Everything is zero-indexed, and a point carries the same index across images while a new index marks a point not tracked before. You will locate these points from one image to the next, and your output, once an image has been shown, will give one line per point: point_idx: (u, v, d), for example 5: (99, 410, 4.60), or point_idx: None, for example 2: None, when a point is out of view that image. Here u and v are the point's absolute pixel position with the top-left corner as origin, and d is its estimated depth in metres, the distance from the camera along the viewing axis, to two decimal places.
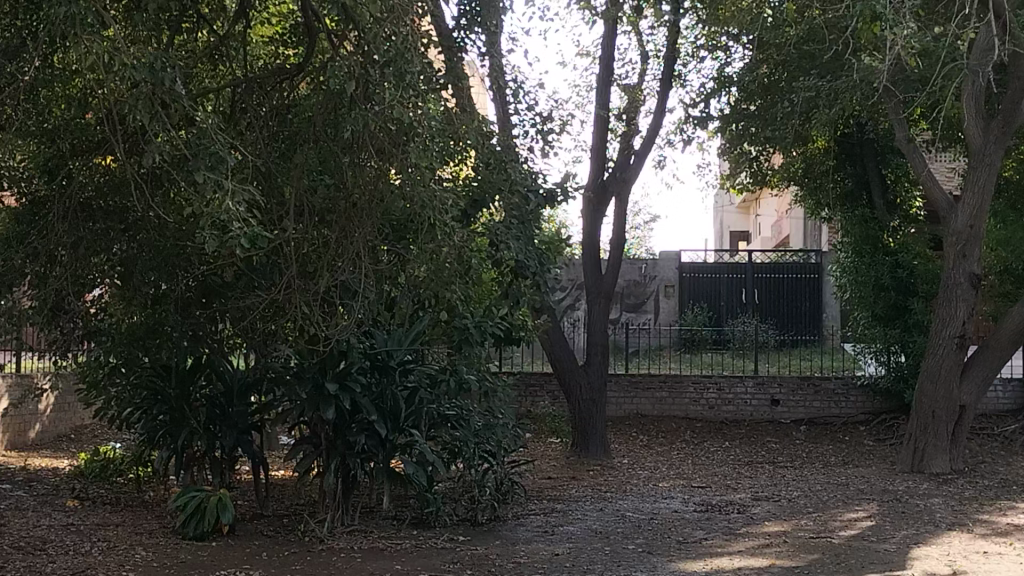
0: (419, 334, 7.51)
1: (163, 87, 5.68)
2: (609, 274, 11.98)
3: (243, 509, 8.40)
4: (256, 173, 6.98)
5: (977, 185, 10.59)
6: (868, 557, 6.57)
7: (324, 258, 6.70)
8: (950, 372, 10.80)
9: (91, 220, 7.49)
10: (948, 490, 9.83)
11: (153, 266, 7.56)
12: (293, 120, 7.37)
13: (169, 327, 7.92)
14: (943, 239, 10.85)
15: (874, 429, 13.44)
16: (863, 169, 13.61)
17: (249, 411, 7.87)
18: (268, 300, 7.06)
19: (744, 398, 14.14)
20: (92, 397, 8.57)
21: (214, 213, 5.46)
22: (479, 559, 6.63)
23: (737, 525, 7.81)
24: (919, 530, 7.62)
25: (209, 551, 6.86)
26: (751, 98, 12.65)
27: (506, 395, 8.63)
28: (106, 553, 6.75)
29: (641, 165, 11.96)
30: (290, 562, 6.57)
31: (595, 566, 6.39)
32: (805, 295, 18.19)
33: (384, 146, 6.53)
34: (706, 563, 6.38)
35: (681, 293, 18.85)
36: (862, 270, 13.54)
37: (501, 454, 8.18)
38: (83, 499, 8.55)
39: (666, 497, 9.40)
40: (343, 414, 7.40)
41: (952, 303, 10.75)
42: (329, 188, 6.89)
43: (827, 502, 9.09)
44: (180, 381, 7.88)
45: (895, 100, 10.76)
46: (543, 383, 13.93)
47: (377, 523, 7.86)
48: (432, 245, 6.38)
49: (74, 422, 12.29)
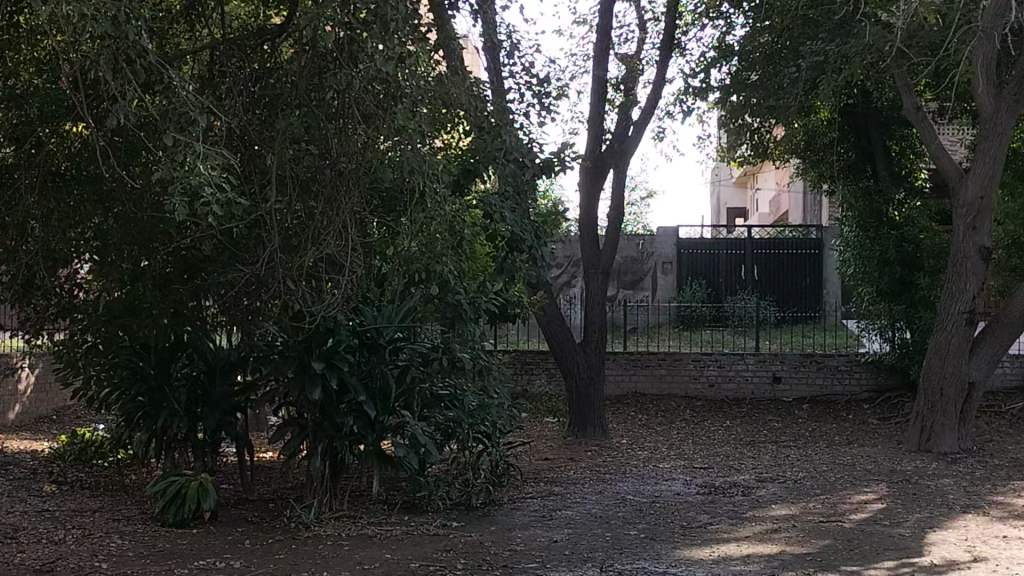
0: (410, 311, 7.21)
1: (128, 40, 5.31)
2: (608, 250, 11.57)
3: (228, 493, 8.07)
4: (235, 141, 6.58)
5: (987, 155, 10.22)
6: (883, 543, 6.23)
7: (309, 231, 6.37)
8: (959, 348, 10.47)
9: (65, 194, 7.18)
10: (958, 469, 9.53)
11: (131, 242, 7.12)
12: (272, 83, 6.94)
13: (149, 303, 7.31)
14: (952, 211, 10.50)
15: (878, 407, 13.14)
16: (868, 141, 13.29)
17: (232, 392, 7.61)
18: (250, 275, 6.71)
19: (745, 375, 13.82)
20: (69, 377, 8.19)
21: (186, 177, 5.13)
22: (473, 546, 6.29)
23: (743, 508, 7.48)
24: (932, 513, 7.29)
25: (189, 539, 6.53)
26: (752, 67, 12.44)
27: (502, 373, 8.30)
28: (79, 541, 6.41)
29: (639, 136, 11.59)
30: (273, 551, 6.23)
31: (596, 555, 6.04)
32: (805, 270, 17.86)
33: (370, 111, 6.20)
34: (712, 551, 6.02)
35: (679, 269, 18.49)
36: (867, 245, 13.16)
37: (497, 435, 7.84)
38: (61, 483, 8.23)
39: (668, 478, 9.09)
40: (330, 394, 7.04)
41: (962, 277, 10.40)
42: (315, 157, 6.57)
43: (835, 484, 8.77)
44: (160, 360, 7.58)
45: (903, 67, 10.38)
46: (539, 361, 13.58)
47: (368, 508, 7.52)
48: (422, 216, 6.12)
49: (56, 403, 11.96)
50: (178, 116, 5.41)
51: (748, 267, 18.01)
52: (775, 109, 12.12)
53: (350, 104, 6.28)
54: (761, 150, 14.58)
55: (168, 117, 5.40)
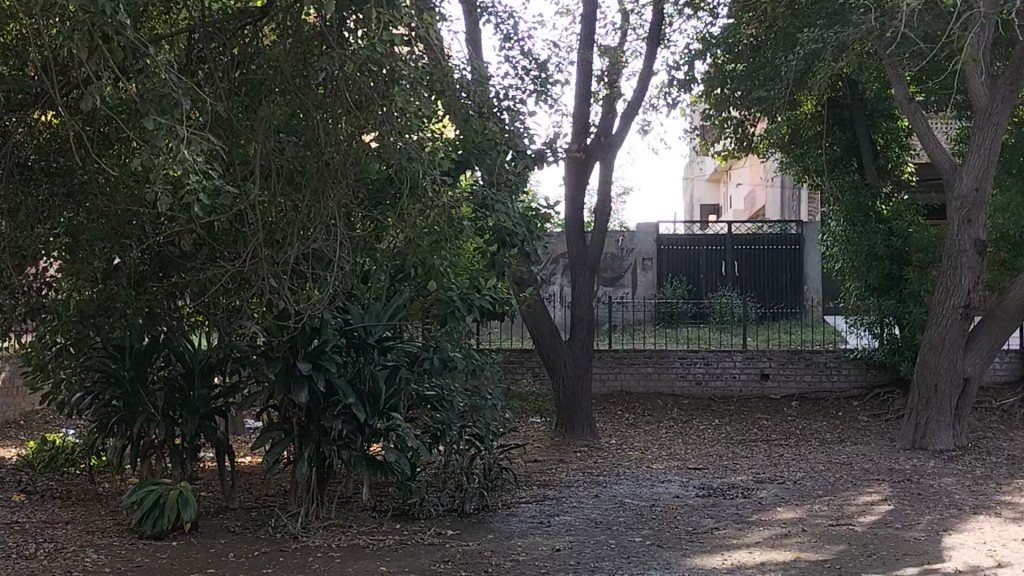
0: (399, 309, 6.81)
1: (105, 19, 4.94)
2: (595, 245, 11.23)
3: (207, 502, 7.69)
4: (217, 126, 6.21)
5: (984, 146, 9.99)
6: (900, 548, 5.97)
7: (294, 225, 6.06)
8: (954, 344, 10.28)
9: (33, 187, 6.85)
10: (957, 468, 9.32)
11: (103, 235, 6.80)
12: (254, 69, 6.53)
13: (121, 303, 7.16)
14: (947, 205, 10.24)
15: (868, 404, 12.97)
16: (853, 135, 13.00)
17: (212, 395, 7.11)
18: (232, 271, 6.36)
19: (732, 372, 13.58)
20: (37, 381, 7.79)
21: (168, 164, 4.83)
22: (472, 557, 5.96)
23: (747, 512, 7.21)
24: (943, 515, 7.05)
25: (169, 552, 6.16)
26: (739, 58, 12.19)
27: (494, 373, 7.97)
28: (52, 556, 6.03)
29: (625, 129, 11.32)
30: (259, 565, 5.88)
31: (603, 564, 5.74)
32: (786, 266, 17.79)
33: (360, 98, 5.88)
34: (724, 559, 5.73)
35: (659, 266, 18.04)
36: (855, 239, 12.85)
37: (490, 438, 7.57)
38: (30, 493, 7.81)
39: (664, 480, 8.80)
40: (316, 396, 6.66)
41: (956, 270, 10.17)
42: (298, 147, 6.25)
43: (835, 484, 8.52)
44: (135, 362, 7.07)
45: (897, 57, 10.14)
46: (523, 359, 13.29)
47: (356, 517, 7.17)
48: (417, 209, 5.85)
49: (23, 408, 11.53)
50: (159, 97, 5.06)
51: (729, 264, 17.84)
52: (763, 101, 11.80)
53: (337, 89, 5.92)
54: (744, 144, 14.33)
55: (148, 98, 5.05)
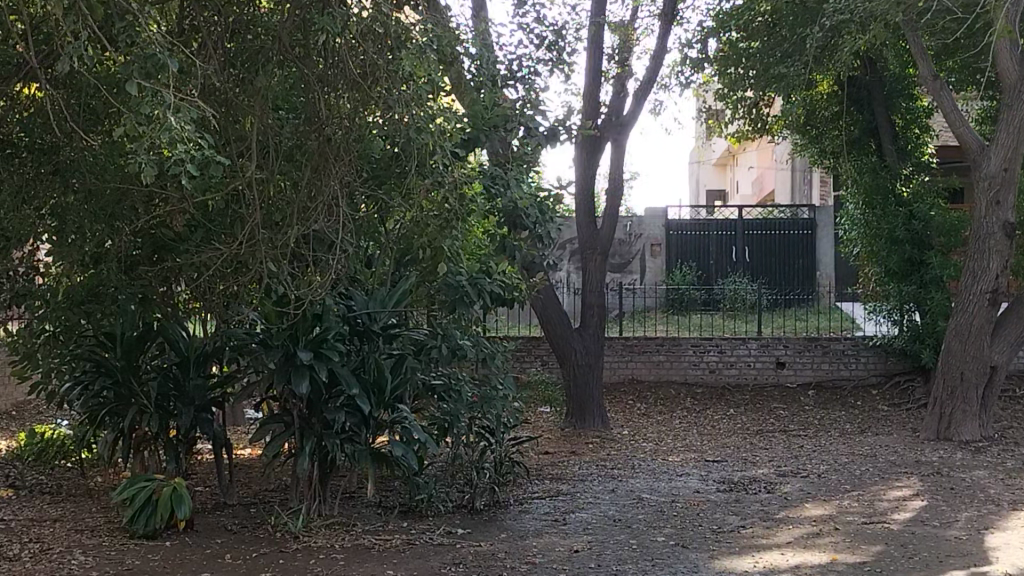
0: (405, 294, 6.40)
1: None
2: (606, 230, 10.81)
3: (204, 498, 7.34)
4: (211, 98, 5.80)
5: (1013, 123, 9.49)
6: (943, 549, 5.59)
7: (294, 205, 5.66)
8: (982, 331, 9.89)
9: (18, 165, 6.52)
10: (987, 460, 8.94)
11: (92, 217, 6.48)
12: (253, 37, 6.09)
13: (113, 287, 6.77)
14: (974, 185, 9.80)
15: (888, 393, 12.64)
16: (873, 116, 12.49)
17: (207, 386, 6.67)
18: (228, 255, 5.95)
19: (747, 360, 13.18)
20: (25, 372, 7.41)
21: (154, 131, 4.44)
22: (486, 559, 5.58)
23: (774, 508, 6.82)
24: (981, 511, 6.66)
25: (162, 553, 5.78)
26: (755, 36, 11.78)
27: (504, 361, 7.57)
28: (37, 558, 5.65)
29: (638, 108, 10.89)
30: (259, 567, 5.50)
31: (626, 568, 5.36)
32: (799, 252, 17.41)
33: (364, 67, 5.46)
34: (756, 562, 5.36)
35: (668, 252, 17.56)
36: (875, 223, 12.39)
37: (500, 431, 7.16)
38: (18, 488, 7.44)
39: (682, 474, 8.41)
40: (317, 387, 6.23)
41: (984, 254, 9.75)
42: (300, 122, 5.87)
43: (863, 477, 8.13)
44: (127, 351, 6.54)
45: (919, 30, 9.69)
46: (533, 347, 12.91)
47: (361, 514, 6.80)
48: (425, 182, 5.46)
49: (15, 398, 11.18)
50: (145, 59, 4.66)
51: (739, 249, 17.46)
52: (780, 80, 11.35)
53: (338, 59, 5.54)
54: (757, 126, 13.86)
55: (133, 60, 4.65)
